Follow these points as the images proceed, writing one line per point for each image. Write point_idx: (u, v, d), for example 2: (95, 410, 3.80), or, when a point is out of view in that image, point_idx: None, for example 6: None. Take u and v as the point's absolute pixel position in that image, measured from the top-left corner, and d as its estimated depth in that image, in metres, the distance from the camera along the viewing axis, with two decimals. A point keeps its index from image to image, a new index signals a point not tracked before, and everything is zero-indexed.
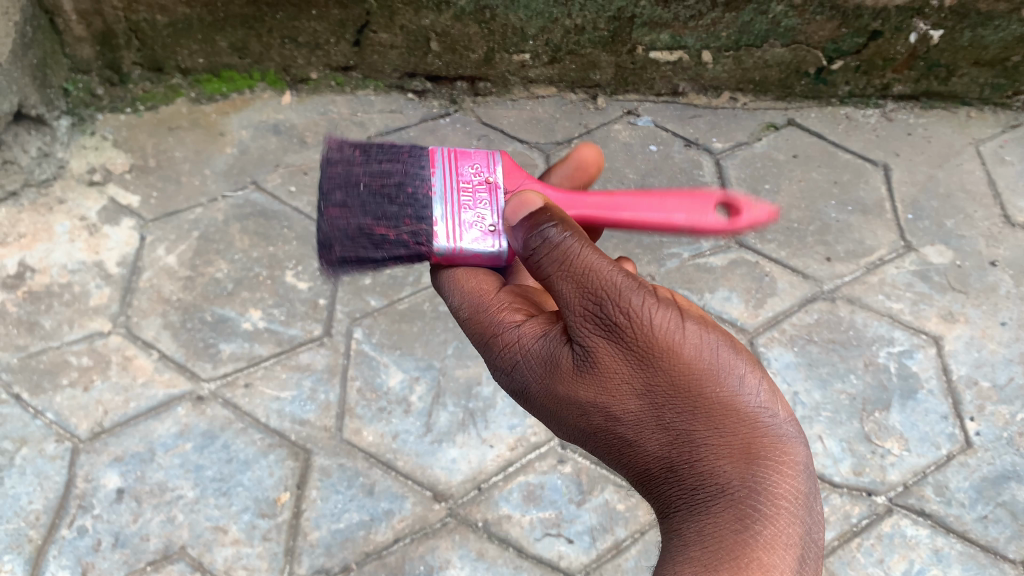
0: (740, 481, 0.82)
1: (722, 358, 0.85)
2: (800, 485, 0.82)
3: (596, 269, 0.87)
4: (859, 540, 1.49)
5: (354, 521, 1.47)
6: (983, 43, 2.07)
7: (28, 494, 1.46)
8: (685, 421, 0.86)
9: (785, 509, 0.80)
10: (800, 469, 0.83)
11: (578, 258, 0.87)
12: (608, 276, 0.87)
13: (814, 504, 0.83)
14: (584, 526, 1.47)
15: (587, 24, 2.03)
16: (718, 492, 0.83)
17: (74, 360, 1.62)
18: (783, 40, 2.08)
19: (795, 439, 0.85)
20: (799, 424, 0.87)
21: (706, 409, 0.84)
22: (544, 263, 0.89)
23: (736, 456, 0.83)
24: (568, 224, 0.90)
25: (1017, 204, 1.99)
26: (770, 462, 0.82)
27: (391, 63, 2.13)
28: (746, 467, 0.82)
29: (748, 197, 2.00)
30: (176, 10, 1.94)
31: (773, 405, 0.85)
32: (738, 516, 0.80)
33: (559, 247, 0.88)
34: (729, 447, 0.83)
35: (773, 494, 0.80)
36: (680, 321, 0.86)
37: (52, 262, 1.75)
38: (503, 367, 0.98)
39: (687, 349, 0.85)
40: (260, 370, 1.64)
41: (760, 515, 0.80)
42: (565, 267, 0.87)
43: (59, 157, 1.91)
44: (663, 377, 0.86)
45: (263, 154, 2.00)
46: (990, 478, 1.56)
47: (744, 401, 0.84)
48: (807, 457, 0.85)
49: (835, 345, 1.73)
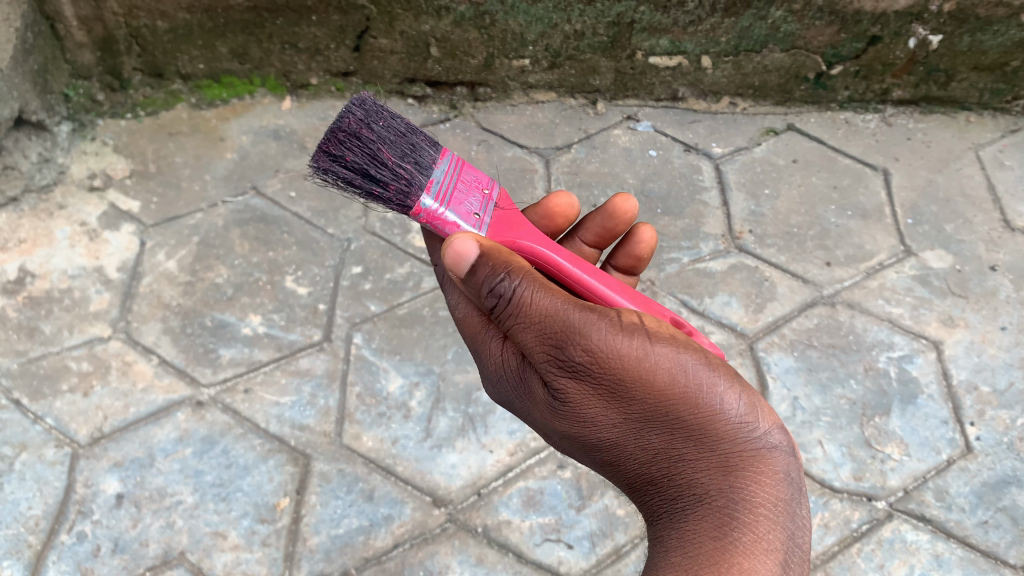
0: (718, 491, 0.85)
1: (692, 379, 0.85)
2: (780, 492, 0.83)
3: (554, 314, 0.88)
4: (859, 545, 1.48)
5: (354, 527, 1.46)
6: (982, 48, 2.07)
7: (27, 499, 1.46)
8: (661, 439, 0.89)
9: (765, 516, 0.82)
10: (780, 477, 0.84)
11: (534, 306, 0.88)
12: (566, 317, 0.87)
13: (798, 509, 0.84)
14: (584, 532, 1.47)
15: (587, 29, 2.03)
16: (696, 501, 0.86)
17: (73, 366, 1.62)
18: (782, 45, 2.09)
19: (776, 447, 0.86)
20: (782, 431, 0.87)
21: (680, 428, 0.86)
22: (505, 312, 0.91)
23: (714, 469, 0.86)
24: (516, 270, 0.90)
25: (1017, 208, 1.99)
26: (747, 472, 0.84)
27: (391, 69, 2.13)
28: (724, 480, 0.85)
29: (747, 202, 2.00)
30: (176, 15, 1.95)
31: (752, 417, 0.86)
32: (717, 525, 0.82)
33: (512, 299, 0.89)
34: (704, 460, 0.87)
35: (750, 503, 0.82)
36: (647, 347, 0.86)
37: (53, 267, 1.75)
38: (496, 386, 1.05)
39: (658, 374, 0.85)
40: (260, 375, 1.64)
41: (739, 524, 0.82)
42: (524, 316, 0.89)
43: (59, 162, 1.91)
44: (635, 401, 0.88)
45: (263, 159, 2.01)
46: (990, 483, 1.56)
47: (718, 417, 0.85)
48: (791, 463, 0.86)
49: (835, 350, 1.73)
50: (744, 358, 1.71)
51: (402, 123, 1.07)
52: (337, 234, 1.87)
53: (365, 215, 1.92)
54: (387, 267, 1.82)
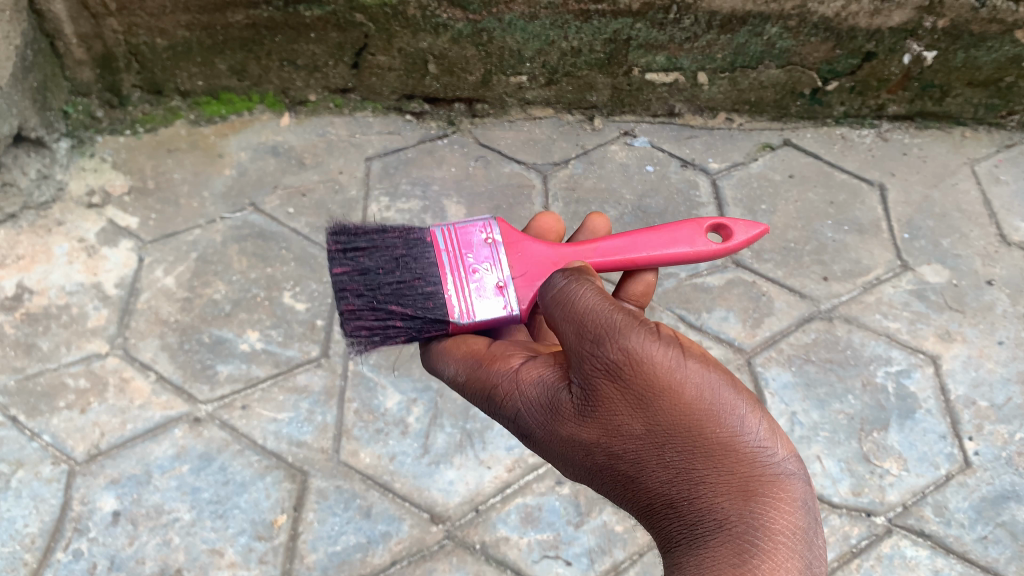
0: (738, 517, 0.83)
1: (719, 396, 0.86)
2: (797, 519, 0.82)
3: (598, 315, 0.92)
4: (858, 561, 1.48)
5: (351, 544, 1.46)
6: (976, 63, 2.08)
7: (24, 517, 1.45)
8: (683, 458, 0.86)
9: (782, 542, 0.80)
10: (798, 504, 0.83)
11: (582, 304, 0.95)
12: (609, 321, 0.91)
13: (814, 540, 0.82)
14: (583, 548, 1.47)
15: (584, 46, 2.05)
16: (716, 527, 0.84)
17: (71, 382, 1.62)
18: (778, 61, 2.10)
19: (792, 473, 0.85)
20: (796, 457, 0.86)
21: (704, 447, 0.85)
22: (551, 310, 0.98)
23: (733, 492, 0.84)
24: (577, 276, 1.00)
25: (1013, 223, 2.00)
26: (766, 497, 0.83)
27: (389, 86, 2.15)
28: (744, 504, 0.83)
29: (744, 217, 2.01)
30: (175, 33, 1.96)
31: (773, 442, 0.86)
32: (737, 551, 0.80)
33: (565, 295, 0.97)
34: (725, 483, 0.84)
35: (769, 528, 0.81)
36: (679, 359, 0.88)
37: (51, 284, 1.75)
38: (507, 414, 1.01)
39: (687, 388, 0.86)
40: (258, 392, 1.64)
41: (759, 552, 0.79)
42: (569, 312, 0.95)
43: (58, 179, 1.92)
44: (661, 414, 0.87)
45: (261, 175, 2.02)
46: (990, 498, 1.55)
47: (740, 439, 0.85)
48: (806, 491, 0.85)
49: (832, 364, 1.73)
50: (743, 374, 1.71)
51: (378, 250, 1.13)
52: None
53: None
54: None
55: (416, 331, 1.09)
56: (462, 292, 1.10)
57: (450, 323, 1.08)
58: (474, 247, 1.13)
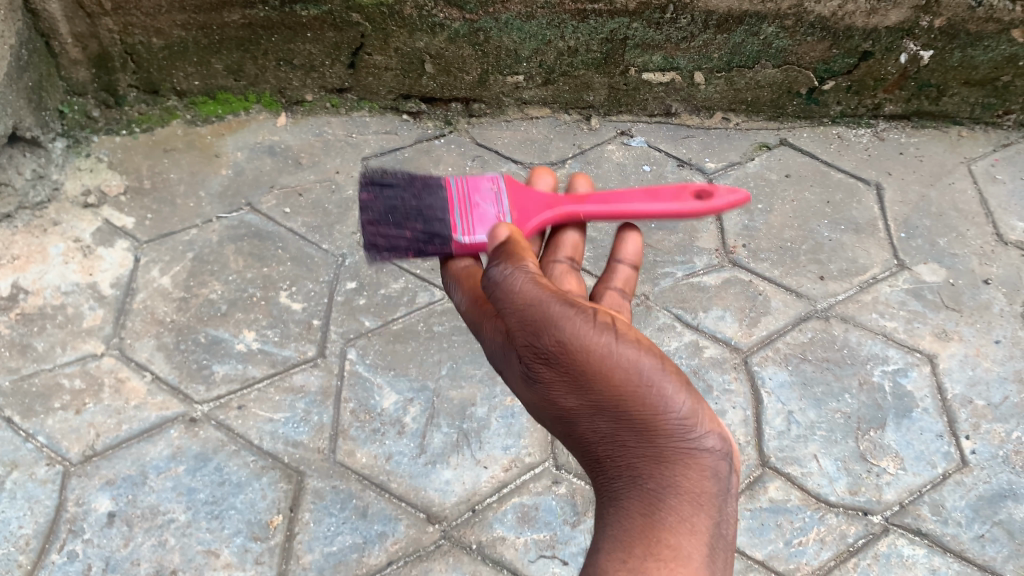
0: (653, 479, 0.86)
1: (649, 376, 0.87)
2: (707, 483, 0.86)
3: (536, 302, 0.90)
4: (855, 560, 1.46)
5: (347, 544, 1.44)
6: (972, 63, 2.09)
7: (18, 518, 1.43)
8: (614, 426, 0.88)
9: (689, 502, 0.84)
10: (708, 471, 0.87)
11: (521, 292, 0.92)
12: (547, 309, 0.89)
13: (723, 502, 0.86)
14: (579, 548, 1.46)
15: (580, 46, 2.06)
16: (633, 483, 0.87)
17: (66, 383, 1.61)
18: (774, 60, 2.11)
19: (708, 447, 0.88)
20: (715, 432, 0.89)
21: (633, 418, 0.87)
22: (495, 295, 0.95)
23: (650, 455, 0.87)
24: (517, 260, 0.97)
25: (1009, 222, 2.00)
26: (678, 462, 0.86)
27: (386, 85, 2.15)
28: (658, 466, 0.87)
29: (740, 217, 2.01)
30: (171, 33, 1.96)
31: (694, 415, 0.88)
32: (648, 506, 0.84)
33: (503, 281, 0.94)
34: (646, 448, 0.87)
35: (679, 489, 0.85)
36: (613, 343, 0.88)
37: (46, 284, 1.74)
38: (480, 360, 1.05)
39: (619, 372, 0.87)
40: (254, 393, 1.63)
41: (666, 509, 0.84)
42: (510, 300, 0.92)
43: (54, 179, 1.91)
44: (595, 390, 0.88)
45: (258, 175, 2.01)
46: (987, 496, 1.55)
47: (664, 414, 0.87)
48: (720, 460, 0.88)
49: (829, 363, 1.73)
50: (739, 373, 1.71)
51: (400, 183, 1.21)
52: (331, 250, 1.88)
53: (361, 231, 1.93)
54: (382, 283, 1.83)
55: (423, 243, 1.15)
56: (466, 215, 1.18)
57: (453, 239, 1.15)
58: (481, 190, 1.22)
